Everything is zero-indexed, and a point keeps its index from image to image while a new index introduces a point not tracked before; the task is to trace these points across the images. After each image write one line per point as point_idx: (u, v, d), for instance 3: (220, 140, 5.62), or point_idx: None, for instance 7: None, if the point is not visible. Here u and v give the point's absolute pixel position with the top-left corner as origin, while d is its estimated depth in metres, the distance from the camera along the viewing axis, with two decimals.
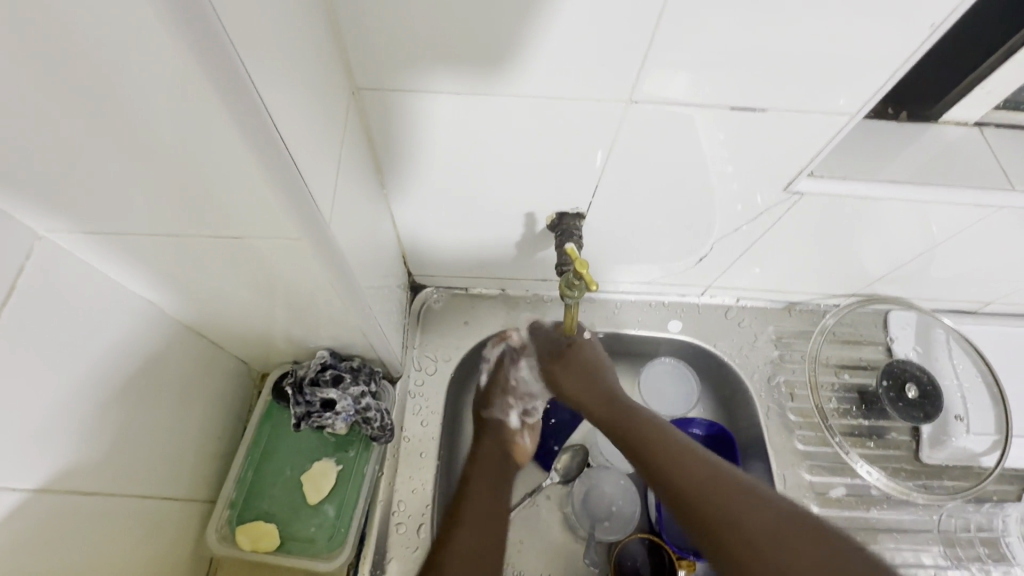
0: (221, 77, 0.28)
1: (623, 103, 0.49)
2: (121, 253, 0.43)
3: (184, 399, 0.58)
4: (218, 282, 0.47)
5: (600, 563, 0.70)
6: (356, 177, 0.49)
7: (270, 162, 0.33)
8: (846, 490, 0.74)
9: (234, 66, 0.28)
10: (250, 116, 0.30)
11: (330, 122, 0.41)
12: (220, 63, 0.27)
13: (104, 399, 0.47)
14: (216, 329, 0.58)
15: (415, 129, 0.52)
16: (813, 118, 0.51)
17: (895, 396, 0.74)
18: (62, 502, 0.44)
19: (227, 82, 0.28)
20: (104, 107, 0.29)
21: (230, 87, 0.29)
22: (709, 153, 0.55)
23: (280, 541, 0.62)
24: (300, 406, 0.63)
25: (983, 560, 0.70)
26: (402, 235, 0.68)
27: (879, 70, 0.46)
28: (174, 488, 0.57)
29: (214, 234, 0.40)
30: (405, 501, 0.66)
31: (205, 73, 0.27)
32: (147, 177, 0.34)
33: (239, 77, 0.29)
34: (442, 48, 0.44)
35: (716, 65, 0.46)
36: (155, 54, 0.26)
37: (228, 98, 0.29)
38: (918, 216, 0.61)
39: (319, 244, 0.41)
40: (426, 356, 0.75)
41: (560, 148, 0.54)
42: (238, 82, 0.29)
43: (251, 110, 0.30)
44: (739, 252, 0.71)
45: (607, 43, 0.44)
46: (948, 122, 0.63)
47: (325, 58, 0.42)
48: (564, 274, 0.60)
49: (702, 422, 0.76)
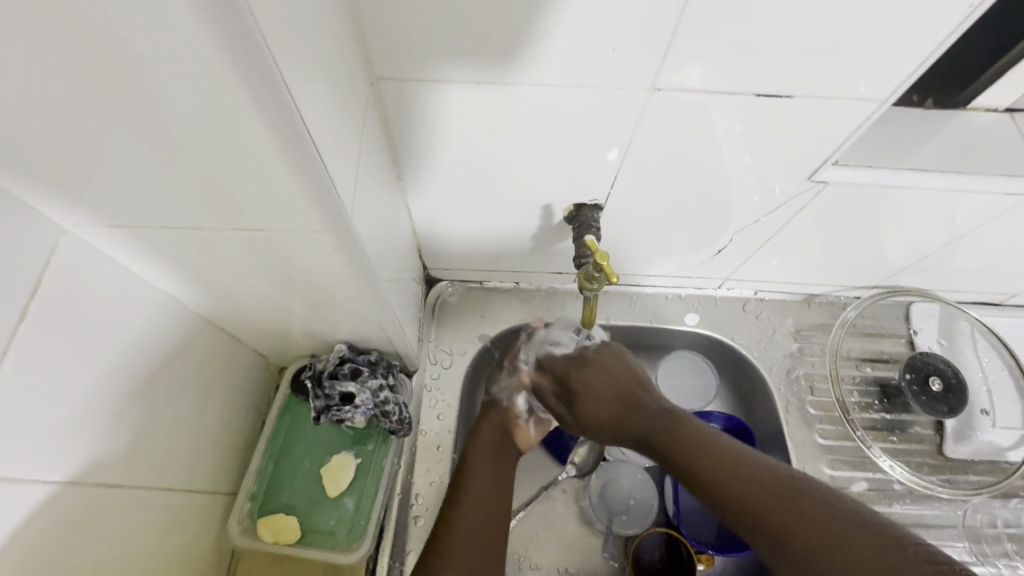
0: (247, 66, 0.27)
1: (646, 91, 0.48)
2: (144, 247, 0.43)
3: (205, 393, 0.58)
4: (239, 276, 0.47)
5: (618, 556, 0.70)
6: (375, 169, 0.49)
7: (295, 153, 0.33)
8: (868, 484, 0.73)
9: (263, 54, 0.28)
10: (277, 107, 0.30)
11: (350, 113, 0.41)
12: (249, 52, 0.27)
13: (128, 393, 0.47)
14: (235, 323, 0.58)
15: (434, 120, 0.52)
16: (841, 105, 0.49)
17: (919, 389, 0.72)
18: (89, 494, 0.44)
19: (255, 73, 0.28)
20: (129, 98, 0.29)
21: (258, 77, 0.28)
22: (731, 143, 0.54)
23: (301, 533, 0.62)
24: (319, 399, 0.63)
25: (1009, 556, 0.69)
26: (418, 229, 0.68)
27: (913, 55, 0.44)
28: (197, 481, 0.57)
29: (235, 227, 0.40)
30: (422, 494, 0.66)
31: (232, 62, 0.27)
32: (170, 170, 0.34)
33: (267, 68, 0.28)
34: (463, 37, 0.44)
35: (741, 52, 0.44)
36: (183, 43, 0.26)
37: (257, 89, 0.28)
38: (946, 206, 0.60)
39: (340, 237, 0.41)
40: (442, 349, 0.75)
41: (580, 139, 0.54)
42: (265, 72, 0.28)
43: (279, 100, 0.30)
44: (759, 244, 0.69)
45: (632, 29, 0.43)
46: (977, 109, 0.62)
47: (345, 49, 0.41)
48: (583, 266, 0.60)
49: (720, 415, 0.75)
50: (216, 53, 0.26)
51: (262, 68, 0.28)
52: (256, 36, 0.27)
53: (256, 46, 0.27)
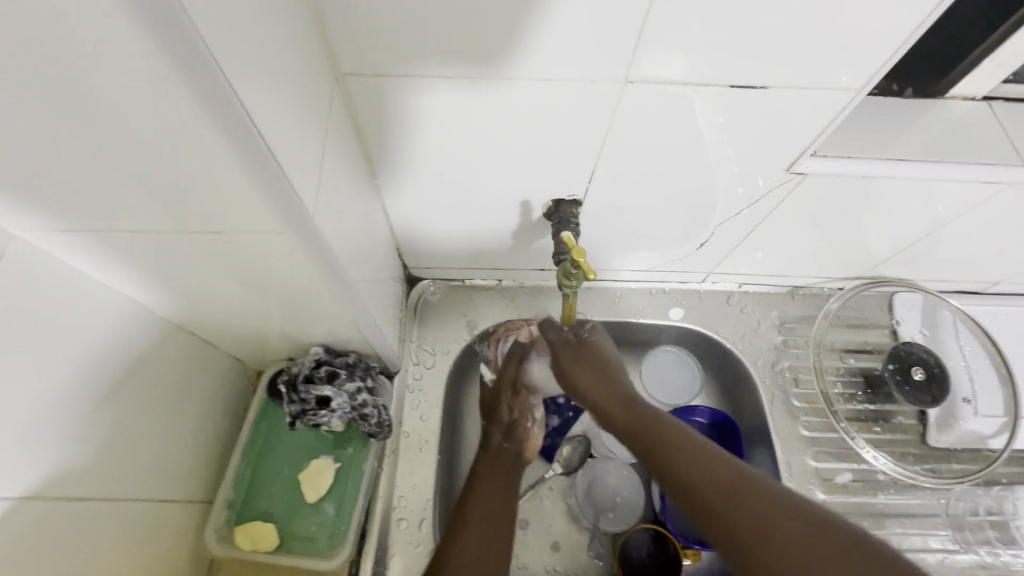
0: (185, 64, 0.26)
1: (619, 83, 0.47)
2: (102, 252, 0.42)
3: (177, 400, 0.57)
4: (204, 279, 0.46)
5: (604, 554, 0.70)
6: (344, 167, 0.48)
7: (245, 152, 0.32)
8: (853, 475, 0.73)
9: (199, 47, 0.26)
10: (220, 102, 0.29)
11: (312, 110, 0.40)
12: (184, 45, 0.26)
13: (91, 402, 0.46)
14: (206, 327, 0.57)
15: (404, 117, 0.51)
16: (817, 95, 0.49)
17: (902, 378, 0.73)
18: (51, 508, 0.43)
19: (194, 70, 0.27)
20: (66, 99, 0.28)
21: (198, 72, 0.27)
22: (710, 135, 0.53)
23: (280, 541, 0.61)
24: (295, 403, 0.62)
25: (991, 543, 0.70)
26: (396, 227, 0.67)
27: (886, 44, 0.44)
28: (170, 490, 0.56)
29: (195, 230, 0.39)
30: (406, 498, 0.64)
31: (167, 58, 0.26)
32: (119, 174, 0.33)
33: (205, 60, 0.27)
34: (429, 31, 0.42)
35: (714, 42, 0.44)
36: (111, 39, 0.25)
37: (197, 86, 0.27)
38: (925, 195, 0.60)
39: (303, 237, 0.39)
40: (424, 349, 0.74)
41: (554, 133, 0.53)
42: (205, 65, 0.27)
43: (221, 94, 0.28)
44: (740, 237, 0.69)
45: (601, 21, 0.42)
46: (955, 97, 0.62)
47: (306, 43, 0.40)
48: (561, 263, 0.59)
49: (705, 409, 0.74)
50: (150, 49, 0.25)
51: (201, 64, 0.27)
52: (190, 26, 0.26)
53: (191, 37, 0.26)
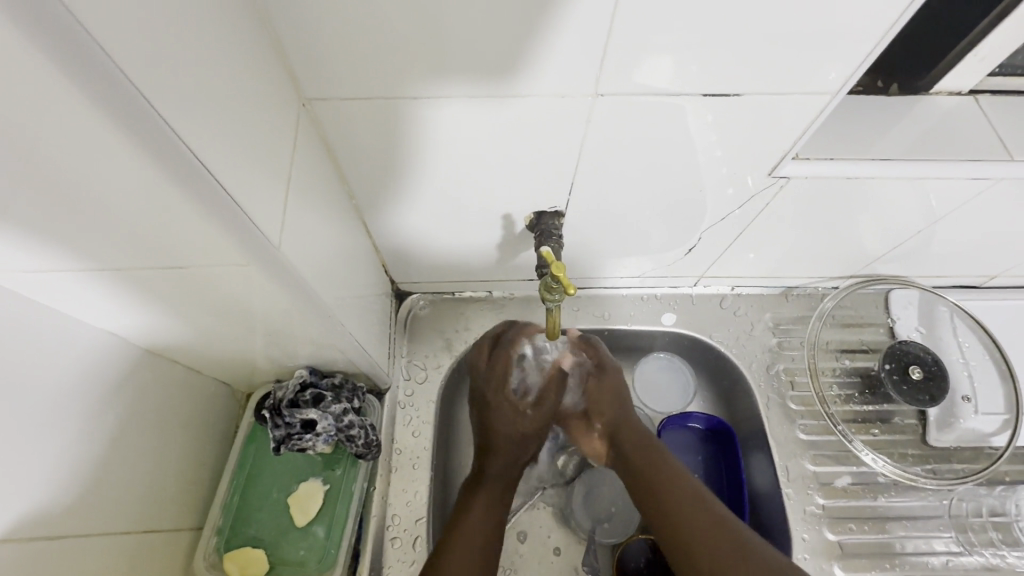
0: (127, 118, 0.27)
1: (590, 97, 0.47)
2: (68, 290, 0.41)
3: (160, 429, 0.56)
4: (177, 311, 0.46)
5: (601, 568, 0.69)
6: (315, 193, 0.48)
7: (200, 193, 0.32)
8: (852, 479, 0.72)
9: (124, 81, 0.26)
10: (154, 135, 0.28)
11: (273, 137, 0.40)
12: (108, 82, 0.25)
13: (68, 439, 0.46)
14: (189, 355, 0.56)
15: (376, 139, 0.50)
16: (792, 100, 0.48)
17: (899, 378, 0.72)
18: (31, 549, 0.42)
19: (124, 110, 0.26)
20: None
21: (124, 108, 0.26)
22: (695, 136, 0.52)
23: (270, 565, 0.61)
24: (280, 428, 0.62)
25: (995, 545, 0.69)
26: (380, 246, 0.66)
27: (865, 40, 0.43)
28: (158, 520, 0.56)
29: (158, 265, 0.39)
30: (399, 515, 0.65)
31: (108, 112, 0.26)
32: (75, 220, 0.33)
33: (144, 109, 0.27)
34: (395, 54, 0.42)
35: (693, 44, 0.43)
36: (50, 100, 0.25)
37: (123, 117, 0.27)
38: (916, 191, 0.58)
39: (271, 266, 0.40)
40: (415, 365, 0.74)
41: (530, 149, 0.52)
42: (132, 101, 0.26)
43: (153, 127, 0.28)
44: (731, 238, 0.68)
45: (564, 36, 0.41)
46: (941, 92, 0.61)
47: (266, 74, 0.40)
48: (543, 277, 0.58)
49: (701, 415, 0.75)
50: (88, 103, 0.25)
51: (129, 101, 0.26)
52: (115, 69, 0.25)
53: (113, 73, 0.25)
